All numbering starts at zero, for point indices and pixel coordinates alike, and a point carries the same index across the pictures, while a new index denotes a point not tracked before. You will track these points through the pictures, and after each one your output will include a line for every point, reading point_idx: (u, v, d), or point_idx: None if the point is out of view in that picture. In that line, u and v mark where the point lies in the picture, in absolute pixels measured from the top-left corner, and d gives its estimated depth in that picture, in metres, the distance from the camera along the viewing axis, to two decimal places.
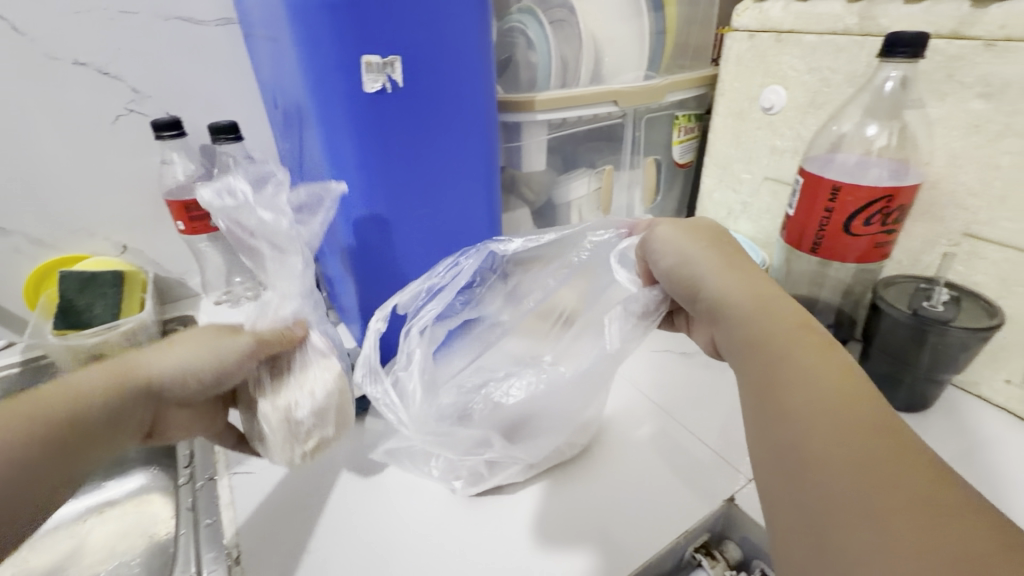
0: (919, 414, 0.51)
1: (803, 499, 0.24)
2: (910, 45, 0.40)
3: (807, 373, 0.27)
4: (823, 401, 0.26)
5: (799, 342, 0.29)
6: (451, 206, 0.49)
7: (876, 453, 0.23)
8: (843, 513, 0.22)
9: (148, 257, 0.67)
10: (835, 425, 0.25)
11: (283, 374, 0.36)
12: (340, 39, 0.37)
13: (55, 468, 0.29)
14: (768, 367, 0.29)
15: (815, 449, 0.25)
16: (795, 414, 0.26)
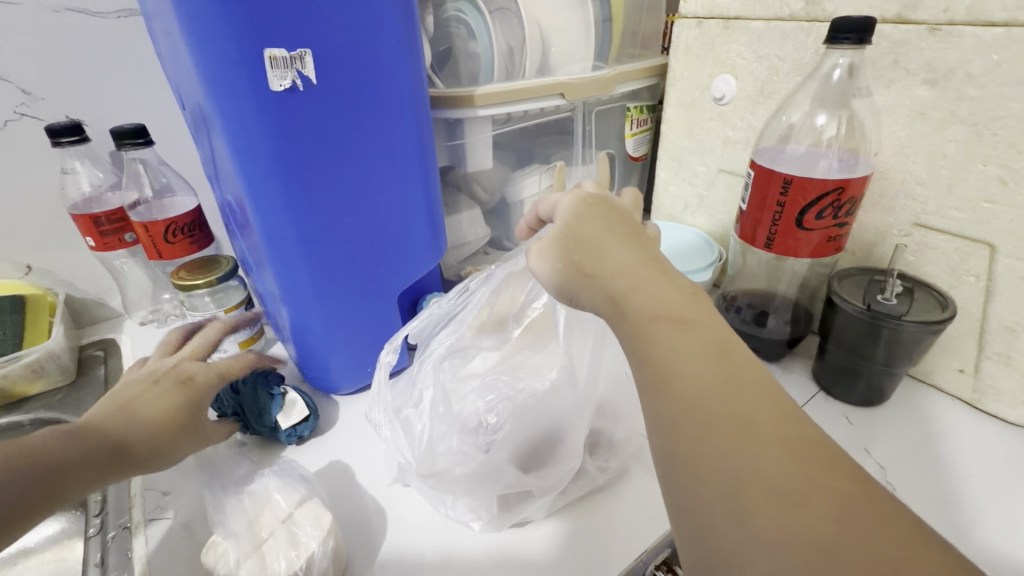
0: (876, 408, 0.50)
1: (712, 504, 0.22)
2: (855, 30, 0.39)
3: (692, 363, 0.25)
4: (711, 398, 0.24)
5: (683, 329, 0.26)
6: (381, 212, 0.45)
7: (767, 450, 0.22)
8: (744, 513, 0.21)
9: (58, 277, 0.60)
10: (726, 423, 0.23)
11: (273, 542, 0.35)
12: (237, 30, 0.33)
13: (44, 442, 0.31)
14: (661, 364, 0.26)
15: (713, 448, 0.23)
16: (682, 415, 0.24)
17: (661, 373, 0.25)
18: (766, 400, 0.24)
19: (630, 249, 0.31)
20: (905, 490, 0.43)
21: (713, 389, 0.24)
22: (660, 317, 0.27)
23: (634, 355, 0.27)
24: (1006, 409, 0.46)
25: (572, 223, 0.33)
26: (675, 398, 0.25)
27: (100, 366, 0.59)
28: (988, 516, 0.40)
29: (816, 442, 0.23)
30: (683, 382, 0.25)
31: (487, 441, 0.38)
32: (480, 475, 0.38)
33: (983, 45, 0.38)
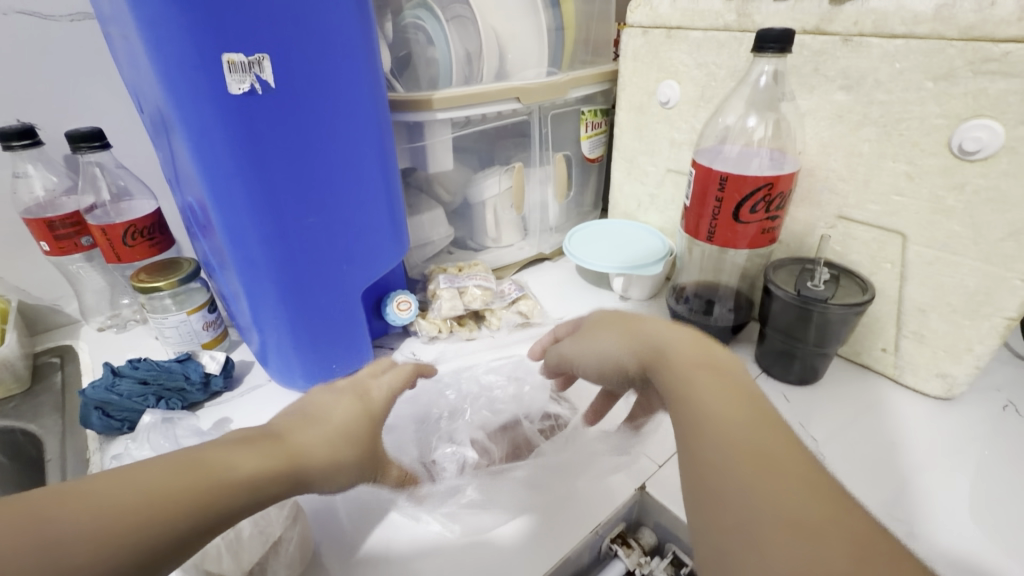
0: (812, 387, 0.55)
1: (737, 513, 0.25)
2: (777, 41, 0.43)
3: (724, 407, 0.29)
4: (741, 434, 0.27)
5: (707, 372, 0.31)
6: (344, 212, 0.47)
7: (774, 470, 0.25)
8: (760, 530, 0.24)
9: (9, 284, 0.59)
10: (747, 460, 0.26)
11: None
12: (196, 36, 0.34)
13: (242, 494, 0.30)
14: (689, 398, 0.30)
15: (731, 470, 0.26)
16: (709, 445, 0.27)
17: (694, 415, 0.29)
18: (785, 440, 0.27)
19: (691, 330, 0.36)
20: (836, 459, 0.47)
21: (737, 418, 0.28)
22: (698, 364, 0.32)
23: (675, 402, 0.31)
24: (923, 383, 0.51)
25: (639, 329, 0.38)
26: (701, 436, 0.28)
27: (57, 372, 0.58)
28: (907, 479, 0.45)
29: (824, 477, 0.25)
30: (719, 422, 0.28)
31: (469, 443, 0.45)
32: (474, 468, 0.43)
33: (888, 55, 0.42)
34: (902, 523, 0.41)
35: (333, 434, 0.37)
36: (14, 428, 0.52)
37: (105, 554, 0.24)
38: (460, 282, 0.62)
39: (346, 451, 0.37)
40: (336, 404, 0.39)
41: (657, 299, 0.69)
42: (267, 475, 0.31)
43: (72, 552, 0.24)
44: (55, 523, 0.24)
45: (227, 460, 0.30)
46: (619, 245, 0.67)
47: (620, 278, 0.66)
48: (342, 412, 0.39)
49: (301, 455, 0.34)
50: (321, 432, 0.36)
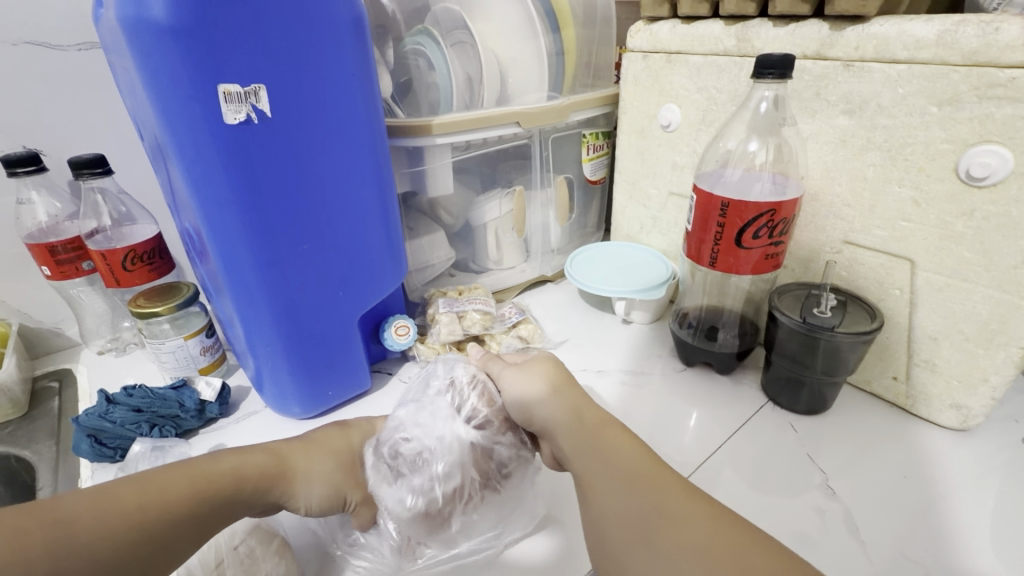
0: (820, 415, 0.53)
1: (638, 526, 0.33)
2: (777, 67, 0.42)
3: (609, 467, 0.37)
4: (628, 497, 0.35)
5: (600, 430, 0.40)
6: (338, 237, 0.46)
7: (654, 491, 0.34)
8: (652, 535, 0.32)
9: (11, 307, 0.59)
10: (644, 513, 0.33)
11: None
12: (192, 68, 0.34)
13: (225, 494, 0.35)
14: (590, 449, 0.38)
15: (628, 499, 0.34)
16: (615, 504, 0.35)
17: (594, 486, 0.37)
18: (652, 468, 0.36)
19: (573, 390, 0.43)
20: (848, 494, 0.45)
21: (624, 461, 0.37)
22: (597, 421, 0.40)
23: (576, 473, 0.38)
24: (937, 414, 0.49)
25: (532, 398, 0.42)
26: (604, 493, 0.36)
27: (54, 397, 0.58)
28: (923, 515, 0.42)
29: (683, 488, 0.35)
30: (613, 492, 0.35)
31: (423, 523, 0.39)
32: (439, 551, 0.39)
33: (890, 80, 0.42)
34: (919, 565, 0.39)
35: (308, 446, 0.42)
36: (8, 455, 0.51)
37: (98, 528, 0.29)
38: (459, 306, 0.61)
39: (322, 462, 0.41)
40: (315, 431, 0.44)
41: (660, 323, 0.68)
42: (249, 475, 0.37)
43: (79, 530, 0.29)
44: (67, 507, 0.30)
45: (214, 460, 0.37)
46: (621, 268, 0.66)
47: (622, 302, 0.65)
48: (325, 434, 0.44)
49: (284, 457, 0.40)
50: (302, 446, 0.42)
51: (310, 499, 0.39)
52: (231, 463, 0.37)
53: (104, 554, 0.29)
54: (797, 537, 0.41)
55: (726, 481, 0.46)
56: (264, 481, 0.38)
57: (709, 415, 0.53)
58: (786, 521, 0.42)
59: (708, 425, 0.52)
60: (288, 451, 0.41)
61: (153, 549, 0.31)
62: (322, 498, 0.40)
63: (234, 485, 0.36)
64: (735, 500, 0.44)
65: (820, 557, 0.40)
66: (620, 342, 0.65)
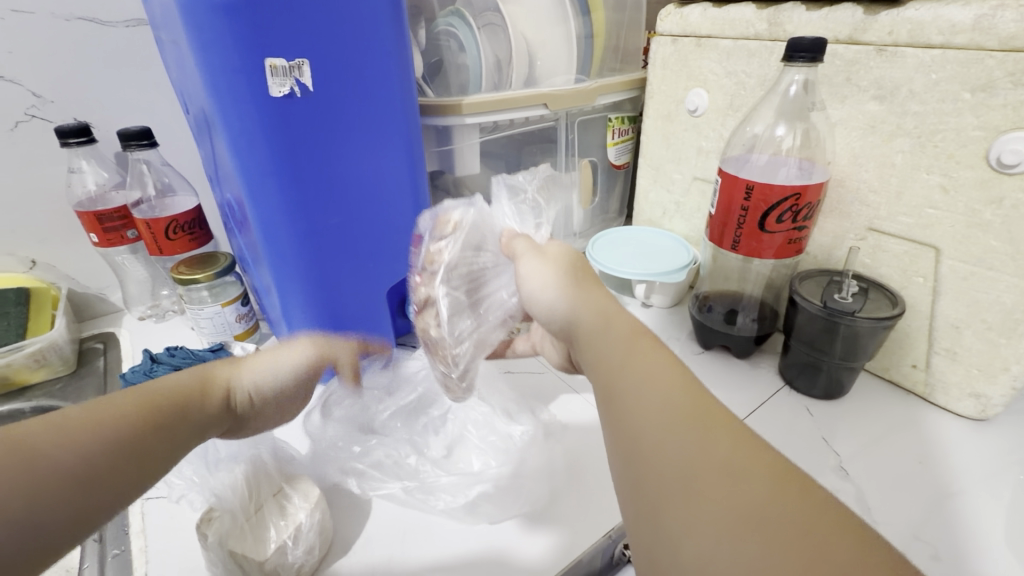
0: (837, 401, 0.53)
1: (671, 474, 0.25)
2: (808, 50, 0.42)
3: (649, 387, 0.29)
4: (671, 421, 0.27)
5: (639, 355, 0.31)
6: (372, 213, 0.48)
7: (696, 440, 0.26)
8: (691, 486, 0.24)
9: (61, 272, 0.63)
10: (681, 468, 0.25)
11: (261, 524, 0.36)
12: (242, 43, 0.36)
13: (183, 411, 0.33)
14: (616, 379, 0.30)
15: (661, 439, 0.26)
16: (634, 432, 0.27)
17: (628, 402, 0.29)
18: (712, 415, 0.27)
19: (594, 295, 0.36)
20: (861, 477, 0.45)
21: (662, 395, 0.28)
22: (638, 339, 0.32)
23: (609, 420, 0.29)
24: (955, 402, 0.50)
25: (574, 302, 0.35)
26: (636, 416, 0.28)
27: (100, 357, 0.61)
28: (934, 501, 0.43)
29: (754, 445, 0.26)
30: (661, 447, 0.26)
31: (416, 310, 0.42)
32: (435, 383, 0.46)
33: (923, 65, 0.41)
34: (929, 545, 0.40)
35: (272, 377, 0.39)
36: (60, 408, 0.55)
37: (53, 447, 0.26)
38: None
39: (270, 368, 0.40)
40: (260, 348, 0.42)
41: (679, 308, 0.68)
42: (196, 391, 0.34)
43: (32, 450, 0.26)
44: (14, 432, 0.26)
45: (153, 380, 0.33)
46: (642, 252, 0.67)
47: (643, 285, 0.66)
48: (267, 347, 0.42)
49: (219, 377, 0.37)
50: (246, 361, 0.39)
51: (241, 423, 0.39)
52: (172, 383, 0.34)
53: (69, 471, 0.26)
54: None
55: None
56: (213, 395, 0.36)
57: (724, 397, 0.54)
58: None
59: None
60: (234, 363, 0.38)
61: (119, 467, 0.28)
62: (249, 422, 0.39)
63: (187, 399, 0.33)
64: None
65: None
66: None
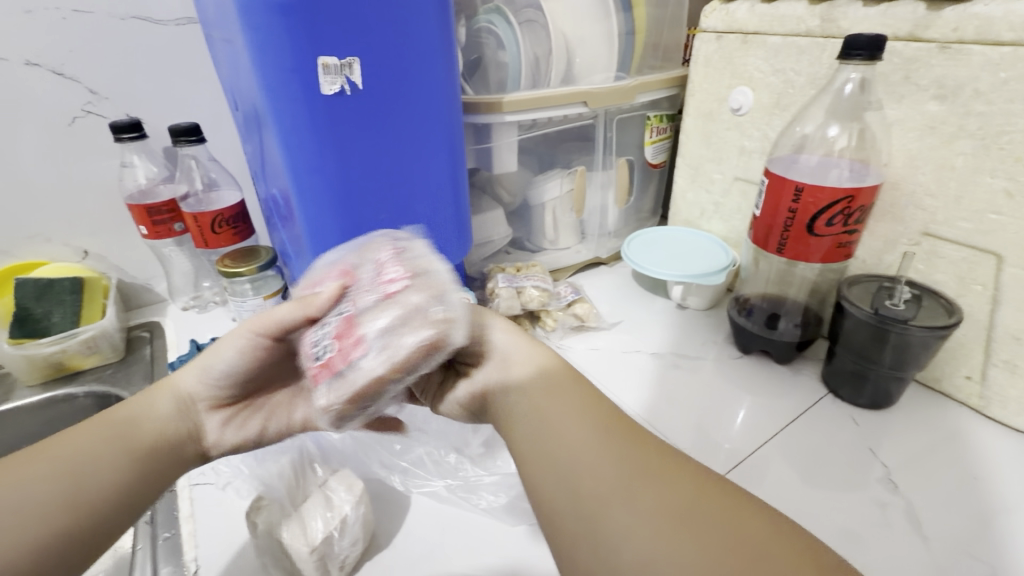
0: (884, 411, 0.52)
1: (597, 502, 0.26)
2: (866, 48, 0.41)
3: (577, 417, 0.30)
4: (594, 458, 0.28)
5: (569, 387, 0.32)
6: (413, 212, 0.49)
7: (606, 474, 0.27)
8: (615, 510, 0.26)
9: (111, 263, 0.65)
10: (608, 494, 0.26)
11: (303, 519, 0.36)
12: (296, 41, 0.37)
13: (137, 440, 0.35)
14: (537, 417, 0.31)
15: (585, 475, 0.27)
16: (560, 469, 0.28)
17: (553, 446, 0.29)
18: (635, 445, 0.29)
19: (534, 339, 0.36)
20: (910, 490, 0.44)
21: (590, 427, 0.29)
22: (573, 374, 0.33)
23: (534, 458, 0.30)
24: (1012, 416, 0.48)
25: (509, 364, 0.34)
26: (561, 464, 0.28)
27: (146, 345, 0.63)
28: (987, 517, 0.41)
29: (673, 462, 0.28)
30: (598, 495, 0.27)
31: (390, 263, 0.33)
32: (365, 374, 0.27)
33: (991, 63, 0.40)
34: (984, 564, 0.38)
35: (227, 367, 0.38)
36: (110, 394, 0.57)
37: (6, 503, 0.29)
38: (518, 282, 0.63)
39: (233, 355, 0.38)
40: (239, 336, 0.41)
41: (716, 310, 0.67)
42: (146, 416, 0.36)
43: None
44: None
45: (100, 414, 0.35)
46: (679, 253, 0.66)
47: (679, 286, 0.65)
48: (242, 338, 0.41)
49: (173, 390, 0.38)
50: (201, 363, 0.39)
51: (218, 419, 0.39)
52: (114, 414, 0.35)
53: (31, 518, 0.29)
54: (852, 526, 0.41)
55: (779, 467, 0.46)
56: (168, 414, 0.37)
57: (763, 403, 0.53)
58: (842, 513, 0.42)
59: (761, 412, 0.52)
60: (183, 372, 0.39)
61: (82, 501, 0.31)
62: (228, 412, 0.40)
63: (135, 431, 0.35)
64: (786, 487, 0.44)
65: (869, 550, 0.39)
66: (674, 326, 0.65)
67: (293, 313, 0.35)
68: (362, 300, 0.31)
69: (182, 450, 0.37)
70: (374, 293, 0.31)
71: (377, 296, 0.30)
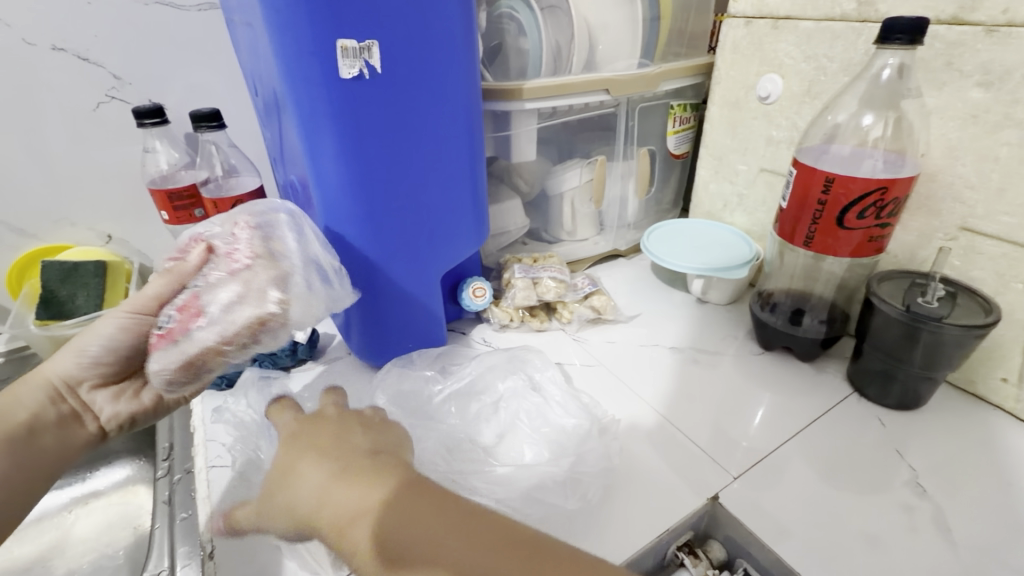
0: (912, 412, 0.50)
1: None
2: (906, 31, 0.39)
3: (442, 524, 0.31)
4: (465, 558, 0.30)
5: (428, 500, 0.33)
6: (431, 199, 0.48)
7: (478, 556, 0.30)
8: None
9: (133, 248, 0.66)
10: None
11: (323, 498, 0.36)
12: (316, 23, 0.36)
13: (36, 436, 0.40)
14: (412, 539, 0.31)
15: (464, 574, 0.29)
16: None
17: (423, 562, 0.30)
18: (493, 534, 0.31)
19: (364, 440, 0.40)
20: (938, 493, 0.42)
21: (458, 534, 0.31)
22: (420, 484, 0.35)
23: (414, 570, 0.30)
24: None
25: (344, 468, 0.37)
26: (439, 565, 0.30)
27: None
28: (1021, 524, 0.40)
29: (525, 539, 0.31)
30: None
31: (242, 244, 0.40)
32: (197, 346, 0.37)
33: None
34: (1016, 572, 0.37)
35: (96, 347, 0.44)
36: None
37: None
38: (534, 273, 0.63)
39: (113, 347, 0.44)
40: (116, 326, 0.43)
41: (737, 305, 0.66)
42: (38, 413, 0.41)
43: None
44: None
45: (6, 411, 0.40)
46: (700, 246, 0.64)
47: (700, 280, 0.64)
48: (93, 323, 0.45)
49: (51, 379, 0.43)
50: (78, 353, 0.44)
51: (105, 394, 0.45)
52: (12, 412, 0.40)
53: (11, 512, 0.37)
54: (875, 529, 0.40)
55: (799, 466, 0.45)
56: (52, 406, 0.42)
57: (783, 400, 0.52)
58: (864, 516, 0.41)
59: (782, 410, 0.51)
60: (60, 358, 0.44)
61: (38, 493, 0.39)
62: (115, 388, 0.45)
63: (36, 428, 0.41)
64: (805, 487, 0.43)
65: (889, 554, 0.38)
66: (694, 321, 0.64)
67: (168, 284, 0.41)
68: (211, 276, 0.39)
69: (72, 437, 0.43)
70: (220, 273, 0.39)
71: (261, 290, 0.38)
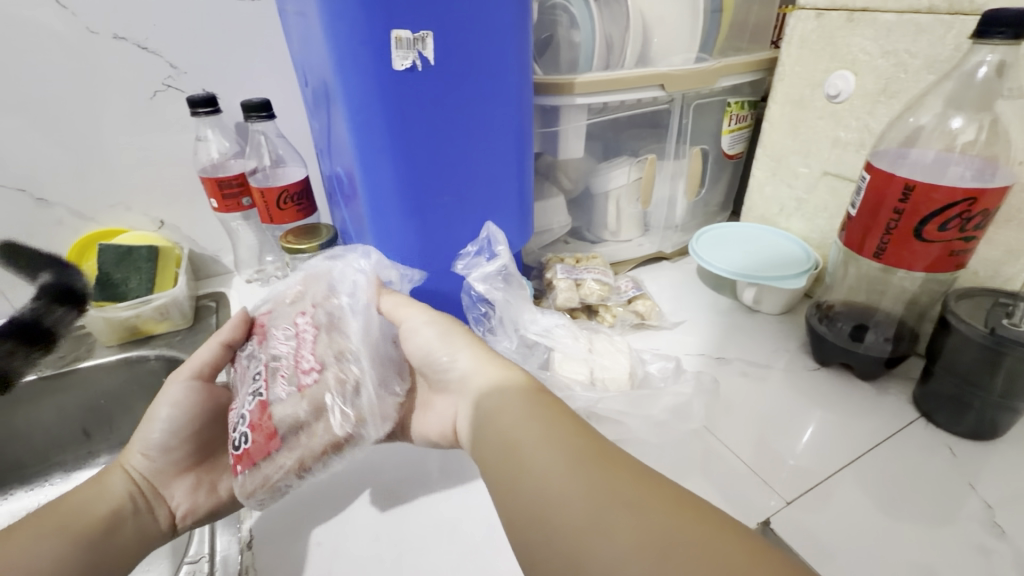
0: (988, 441, 0.46)
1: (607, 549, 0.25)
2: (1011, 24, 0.35)
3: (546, 441, 0.31)
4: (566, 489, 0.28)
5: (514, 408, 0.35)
6: (477, 195, 0.47)
7: (595, 513, 0.27)
8: (582, 526, 0.26)
9: (184, 234, 0.68)
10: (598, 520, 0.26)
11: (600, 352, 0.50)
12: (370, 13, 0.35)
13: (106, 520, 0.38)
14: (514, 463, 0.31)
15: (598, 524, 0.26)
16: (554, 519, 0.28)
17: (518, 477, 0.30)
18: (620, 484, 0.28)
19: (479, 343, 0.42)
20: (1017, 534, 0.39)
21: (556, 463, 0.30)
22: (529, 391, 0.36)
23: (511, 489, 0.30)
24: None
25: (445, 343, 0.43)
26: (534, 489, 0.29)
27: (212, 314, 0.66)
28: None
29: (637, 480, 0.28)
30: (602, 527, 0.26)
31: (307, 345, 0.39)
32: (285, 466, 0.35)
33: None
34: None
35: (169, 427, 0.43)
36: (177, 359, 0.60)
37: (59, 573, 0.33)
38: (577, 274, 0.61)
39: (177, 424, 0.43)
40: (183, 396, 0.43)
41: (790, 316, 0.62)
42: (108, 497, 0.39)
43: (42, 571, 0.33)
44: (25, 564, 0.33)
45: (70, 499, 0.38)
46: (754, 251, 0.61)
47: (752, 289, 0.61)
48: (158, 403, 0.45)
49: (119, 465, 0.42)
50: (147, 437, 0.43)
51: (184, 484, 0.43)
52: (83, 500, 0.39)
53: None
54: (939, 566, 0.37)
55: (856, 491, 0.42)
56: (122, 492, 0.40)
57: (840, 420, 0.49)
58: (929, 549, 0.38)
59: (838, 431, 0.48)
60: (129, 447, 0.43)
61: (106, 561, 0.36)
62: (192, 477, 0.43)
63: (108, 515, 0.38)
64: (860, 515, 0.40)
65: None
66: (743, 330, 0.61)
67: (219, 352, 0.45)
68: (249, 379, 0.39)
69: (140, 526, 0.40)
70: (290, 382, 0.37)
71: (292, 389, 0.36)
